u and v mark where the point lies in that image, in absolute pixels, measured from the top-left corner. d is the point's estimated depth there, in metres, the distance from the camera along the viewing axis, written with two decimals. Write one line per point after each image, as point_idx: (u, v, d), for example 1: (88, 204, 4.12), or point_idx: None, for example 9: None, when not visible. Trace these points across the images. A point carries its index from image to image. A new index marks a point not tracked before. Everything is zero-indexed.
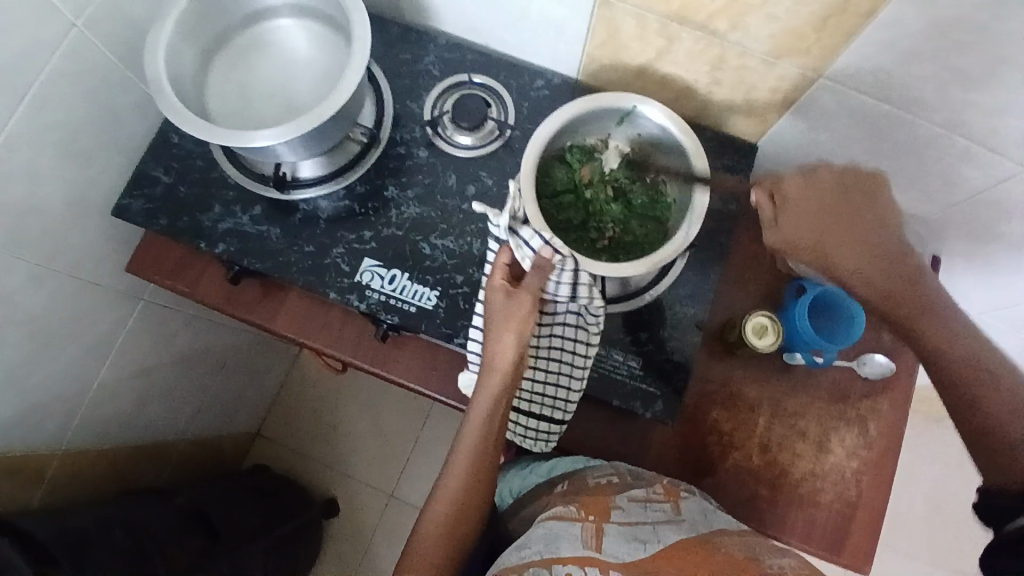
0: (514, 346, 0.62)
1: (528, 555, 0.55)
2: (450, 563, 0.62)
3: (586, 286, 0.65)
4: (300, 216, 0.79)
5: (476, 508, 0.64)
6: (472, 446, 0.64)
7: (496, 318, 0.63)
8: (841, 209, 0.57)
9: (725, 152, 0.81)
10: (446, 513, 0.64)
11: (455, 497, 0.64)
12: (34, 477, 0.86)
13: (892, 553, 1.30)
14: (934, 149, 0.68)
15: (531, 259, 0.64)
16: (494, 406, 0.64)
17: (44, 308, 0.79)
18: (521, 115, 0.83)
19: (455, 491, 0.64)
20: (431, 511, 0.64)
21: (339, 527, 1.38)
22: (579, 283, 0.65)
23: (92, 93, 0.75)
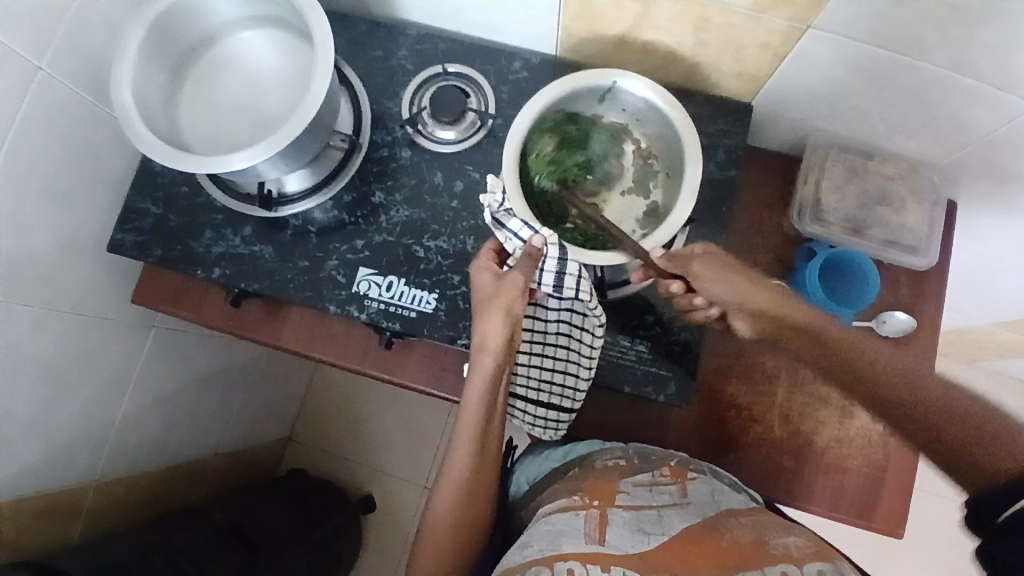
0: (501, 328, 0.61)
1: (532, 551, 0.54)
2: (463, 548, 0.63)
3: (573, 278, 0.63)
4: (291, 232, 0.78)
5: (482, 497, 0.64)
6: (471, 435, 0.63)
7: (482, 302, 0.62)
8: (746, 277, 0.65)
9: (720, 115, 0.77)
10: (453, 502, 0.63)
11: (458, 491, 0.63)
12: (72, 512, 0.89)
13: (930, 499, 1.28)
14: (943, 88, 0.63)
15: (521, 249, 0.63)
16: (488, 393, 0.62)
17: (54, 350, 0.80)
18: (501, 101, 0.80)
19: (459, 482, 0.63)
20: (436, 506, 0.64)
21: (376, 523, 1.41)
22: (565, 274, 0.62)
23: (67, 132, 0.75)
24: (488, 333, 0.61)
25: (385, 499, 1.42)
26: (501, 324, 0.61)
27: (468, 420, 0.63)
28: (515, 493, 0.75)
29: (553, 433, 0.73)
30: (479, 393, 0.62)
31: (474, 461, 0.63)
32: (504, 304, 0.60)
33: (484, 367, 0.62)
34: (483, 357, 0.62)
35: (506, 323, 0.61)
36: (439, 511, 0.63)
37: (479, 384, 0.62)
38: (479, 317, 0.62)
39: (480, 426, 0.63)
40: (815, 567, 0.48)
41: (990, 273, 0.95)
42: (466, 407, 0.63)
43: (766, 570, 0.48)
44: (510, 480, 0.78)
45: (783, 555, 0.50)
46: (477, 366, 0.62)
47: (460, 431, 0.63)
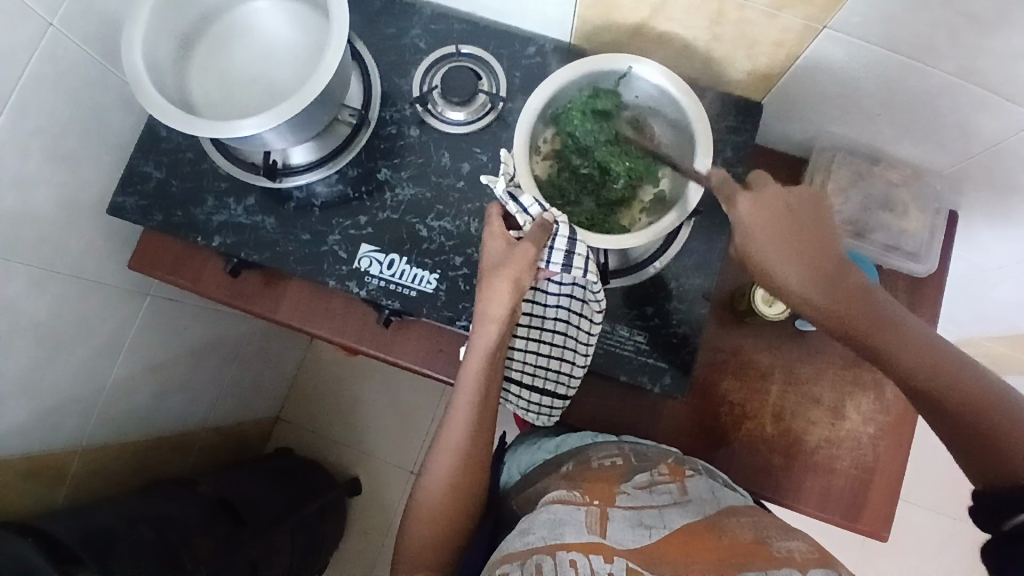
0: (507, 297, 0.61)
1: (532, 541, 0.54)
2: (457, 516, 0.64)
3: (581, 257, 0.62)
4: (294, 204, 0.78)
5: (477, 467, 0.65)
6: (470, 405, 0.63)
7: (490, 270, 0.62)
8: (795, 227, 0.57)
9: (731, 112, 0.77)
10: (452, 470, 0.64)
11: (453, 462, 0.64)
12: (58, 476, 0.88)
13: (913, 508, 1.29)
14: (950, 95, 0.64)
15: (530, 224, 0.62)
16: (488, 363, 0.63)
17: (48, 311, 0.79)
18: (513, 86, 0.79)
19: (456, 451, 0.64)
20: (430, 480, 0.64)
21: (362, 505, 1.41)
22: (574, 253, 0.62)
23: (74, 91, 0.74)
24: (493, 302, 0.61)
25: (372, 482, 1.42)
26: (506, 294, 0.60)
27: (467, 389, 0.63)
28: (507, 481, 0.76)
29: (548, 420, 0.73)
30: (479, 362, 0.63)
31: (470, 431, 0.64)
32: (514, 272, 0.60)
33: (488, 336, 0.62)
34: (487, 327, 0.62)
35: (512, 292, 0.60)
36: (433, 480, 0.64)
37: (480, 353, 0.62)
38: (486, 286, 0.61)
39: (479, 397, 0.63)
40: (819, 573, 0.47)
41: (987, 283, 0.95)
42: (464, 377, 0.63)
43: (770, 571, 0.48)
44: (501, 468, 0.78)
45: (787, 558, 0.49)
46: (479, 336, 0.62)
47: (458, 400, 0.63)
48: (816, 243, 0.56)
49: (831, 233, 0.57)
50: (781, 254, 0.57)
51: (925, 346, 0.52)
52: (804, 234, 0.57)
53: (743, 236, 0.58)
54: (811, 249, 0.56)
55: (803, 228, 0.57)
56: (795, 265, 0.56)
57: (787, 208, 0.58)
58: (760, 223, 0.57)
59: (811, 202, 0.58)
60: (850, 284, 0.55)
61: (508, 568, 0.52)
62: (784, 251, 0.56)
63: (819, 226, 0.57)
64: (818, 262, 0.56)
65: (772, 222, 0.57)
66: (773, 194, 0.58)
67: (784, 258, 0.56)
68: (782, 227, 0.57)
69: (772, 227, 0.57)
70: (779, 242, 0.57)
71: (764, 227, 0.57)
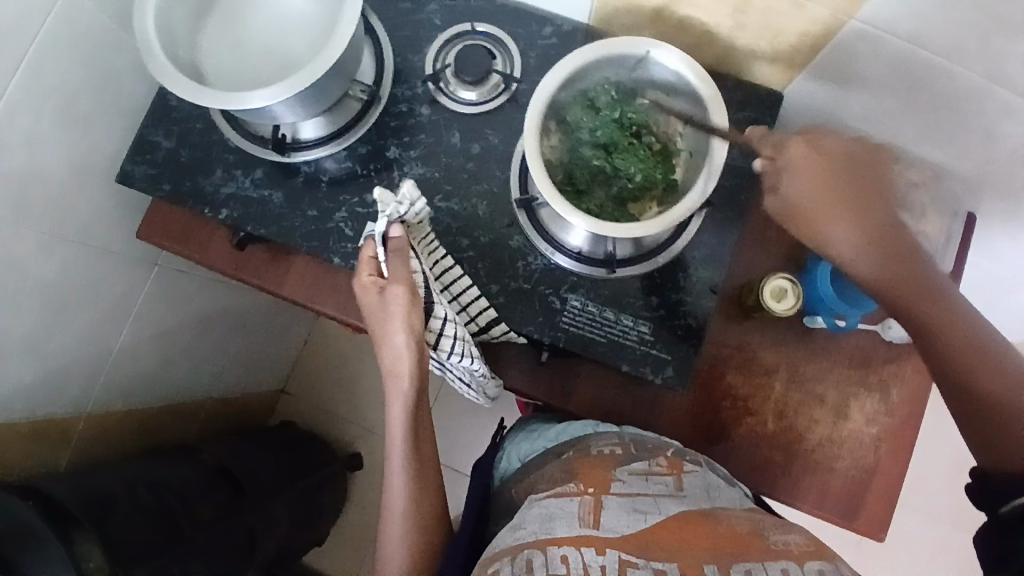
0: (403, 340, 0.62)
1: (522, 536, 0.55)
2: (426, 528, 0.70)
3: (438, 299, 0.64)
4: (302, 178, 0.77)
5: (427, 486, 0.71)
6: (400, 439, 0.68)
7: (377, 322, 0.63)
8: (838, 184, 0.58)
9: (749, 102, 0.75)
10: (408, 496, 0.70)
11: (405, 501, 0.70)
12: (62, 438, 0.90)
13: (912, 510, 1.29)
14: (975, 96, 0.62)
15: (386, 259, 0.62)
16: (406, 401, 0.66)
17: (55, 276, 0.80)
18: (528, 67, 0.78)
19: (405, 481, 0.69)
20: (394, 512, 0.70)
21: (362, 480, 1.43)
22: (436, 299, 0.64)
23: (88, 56, 0.73)
24: (395, 356, 0.64)
25: (372, 458, 1.43)
26: (407, 352, 0.63)
27: (395, 442, 0.68)
28: (505, 470, 0.76)
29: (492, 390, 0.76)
30: (401, 414, 0.67)
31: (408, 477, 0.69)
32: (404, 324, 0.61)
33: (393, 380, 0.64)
34: (397, 383, 0.65)
35: (410, 350, 0.62)
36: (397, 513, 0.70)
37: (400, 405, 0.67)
38: (385, 340, 0.64)
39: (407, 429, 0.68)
40: (815, 566, 0.47)
41: (1004, 290, 0.93)
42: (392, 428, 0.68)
43: (766, 564, 0.47)
44: (500, 458, 0.79)
45: (783, 551, 0.49)
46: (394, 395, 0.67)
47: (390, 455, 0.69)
48: (867, 199, 0.58)
49: (884, 191, 0.59)
50: (830, 203, 0.58)
51: (965, 317, 0.54)
52: (861, 188, 0.58)
53: (791, 178, 0.60)
54: (863, 203, 0.58)
55: (849, 186, 0.58)
56: (843, 217, 0.58)
57: (843, 160, 0.59)
58: (814, 170, 0.59)
59: (868, 162, 0.59)
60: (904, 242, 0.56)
61: (498, 566, 0.52)
62: (836, 201, 0.58)
63: (868, 184, 0.58)
64: (871, 219, 0.57)
65: (827, 171, 0.58)
66: (834, 143, 0.60)
67: (834, 211, 0.58)
68: (833, 174, 0.58)
69: (828, 175, 0.58)
70: (834, 190, 0.58)
71: (805, 182, 0.59)
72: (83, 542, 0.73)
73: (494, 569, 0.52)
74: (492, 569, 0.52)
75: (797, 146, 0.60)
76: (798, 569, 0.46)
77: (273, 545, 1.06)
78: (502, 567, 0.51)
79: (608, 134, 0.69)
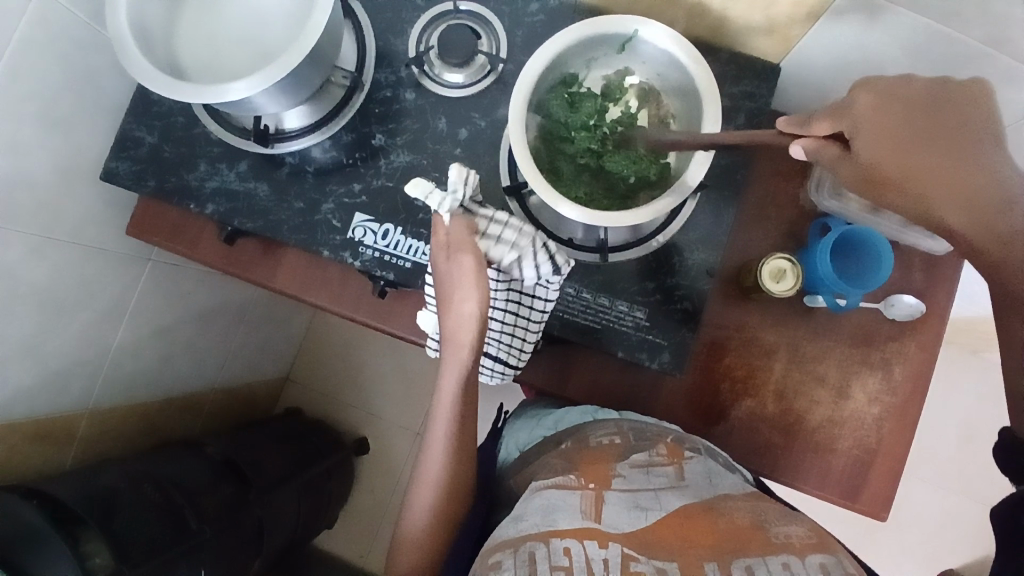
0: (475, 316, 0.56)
1: (525, 528, 0.53)
2: (444, 540, 0.64)
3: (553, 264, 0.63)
4: (287, 170, 0.76)
5: (459, 490, 0.65)
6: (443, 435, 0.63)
7: (448, 290, 0.57)
8: (927, 144, 0.46)
9: (745, 76, 0.73)
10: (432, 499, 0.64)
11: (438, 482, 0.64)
12: (66, 437, 0.90)
13: (918, 482, 1.28)
14: (980, 64, 0.59)
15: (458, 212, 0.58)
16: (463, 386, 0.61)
17: (48, 278, 0.79)
18: (514, 46, 0.75)
19: (435, 481, 0.64)
20: (412, 515, 0.65)
21: (369, 465, 1.44)
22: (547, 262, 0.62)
23: (66, 52, 0.72)
24: (461, 326, 0.57)
25: (378, 443, 1.44)
26: (473, 323, 0.56)
27: (439, 430, 0.63)
28: (505, 459, 0.76)
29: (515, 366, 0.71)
30: (455, 386, 0.60)
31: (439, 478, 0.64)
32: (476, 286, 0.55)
33: (457, 362, 0.59)
34: (458, 352, 0.58)
35: (479, 319, 0.56)
36: (414, 520, 0.64)
37: (454, 374, 0.59)
38: (450, 309, 0.57)
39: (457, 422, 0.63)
40: (816, 559, 0.48)
41: None
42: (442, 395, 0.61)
43: (767, 557, 0.48)
44: (501, 444, 0.78)
45: (784, 544, 0.50)
46: (451, 358, 0.59)
47: (433, 445, 0.64)
48: (968, 158, 0.44)
49: (983, 136, 0.45)
50: (911, 167, 0.46)
51: None
52: (945, 138, 0.45)
53: (857, 137, 0.48)
54: (949, 164, 0.45)
55: (931, 139, 0.46)
56: (935, 183, 0.45)
57: (919, 104, 0.47)
58: (885, 118, 0.47)
59: (953, 105, 0.46)
60: (993, 203, 0.44)
61: (501, 557, 0.50)
62: (915, 161, 0.45)
63: (965, 137, 0.45)
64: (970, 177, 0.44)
65: (896, 126, 0.46)
66: (908, 88, 0.47)
67: (933, 180, 0.45)
68: (899, 128, 0.46)
69: (897, 131, 0.46)
70: (906, 150, 0.46)
71: (876, 150, 0.47)
72: (90, 541, 0.75)
73: (495, 561, 0.51)
74: (494, 560, 0.51)
75: (860, 94, 0.48)
76: (798, 563, 0.47)
77: (281, 533, 1.07)
78: (505, 560, 0.50)
79: (596, 117, 0.67)
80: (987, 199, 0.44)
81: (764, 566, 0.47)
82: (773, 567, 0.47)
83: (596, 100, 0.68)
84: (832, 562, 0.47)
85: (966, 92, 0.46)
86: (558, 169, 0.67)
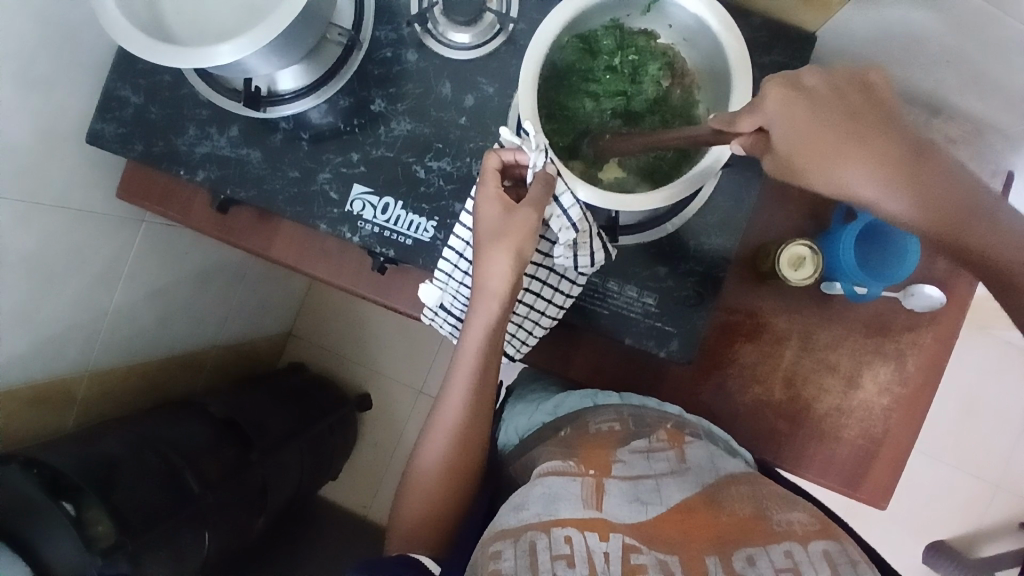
0: (511, 266, 0.54)
1: (526, 517, 0.52)
2: (451, 504, 0.59)
3: (584, 258, 0.59)
4: (281, 136, 0.71)
5: (475, 446, 0.60)
6: (465, 386, 0.58)
7: (485, 238, 0.54)
8: (841, 118, 0.45)
9: (776, 45, 0.67)
10: (443, 456, 0.59)
11: (453, 429, 0.59)
12: (65, 400, 0.90)
13: (917, 456, 1.29)
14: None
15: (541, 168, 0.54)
16: (489, 338, 0.56)
17: (35, 245, 0.76)
18: (526, 3, 0.69)
19: (451, 430, 0.59)
20: (423, 463, 0.60)
21: (370, 421, 1.45)
22: (579, 256, 0.59)
23: (40, 6, 0.66)
24: (494, 275, 0.54)
25: (381, 402, 1.45)
26: (510, 275, 0.54)
27: (460, 383, 0.58)
28: (504, 446, 0.73)
29: (509, 355, 0.68)
30: (481, 336, 0.56)
31: (454, 435, 0.59)
32: (513, 243, 0.53)
33: (488, 312, 0.55)
34: (487, 302, 0.55)
35: (519, 269, 0.54)
36: (424, 469, 0.59)
37: (480, 328, 0.56)
38: (482, 261, 0.54)
39: (477, 379, 0.58)
40: (819, 546, 0.49)
41: None
42: (464, 347, 0.57)
43: (769, 546, 0.49)
44: (500, 428, 0.76)
45: (786, 532, 0.50)
46: (479, 310, 0.56)
47: (449, 398, 0.59)
48: (882, 131, 0.45)
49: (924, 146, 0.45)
50: (841, 147, 0.45)
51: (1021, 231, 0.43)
52: (857, 121, 0.45)
53: (775, 130, 0.47)
54: (848, 138, 0.45)
55: (844, 118, 0.45)
56: (860, 158, 0.44)
57: (836, 99, 0.46)
58: (809, 115, 0.46)
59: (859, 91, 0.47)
60: (917, 166, 0.44)
61: (500, 547, 0.49)
62: (848, 149, 0.45)
63: (874, 111, 0.46)
64: (882, 143, 0.44)
65: (821, 111, 0.46)
66: (818, 79, 0.47)
67: (842, 159, 0.45)
68: (844, 121, 0.45)
69: (830, 118, 0.45)
70: (836, 138, 0.45)
71: (801, 132, 0.46)
72: (90, 508, 0.75)
73: (495, 550, 0.49)
74: (493, 550, 0.50)
75: (772, 89, 0.48)
76: (801, 552, 0.48)
77: (284, 491, 1.09)
78: (504, 550, 0.49)
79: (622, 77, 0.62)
80: (911, 163, 0.44)
81: (766, 556, 0.48)
82: (775, 557, 0.47)
83: (618, 72, 0.62)
84: (836, 551, 0.48)
85: (872, 81, 0.47)
86: (561, 140, 0.62)
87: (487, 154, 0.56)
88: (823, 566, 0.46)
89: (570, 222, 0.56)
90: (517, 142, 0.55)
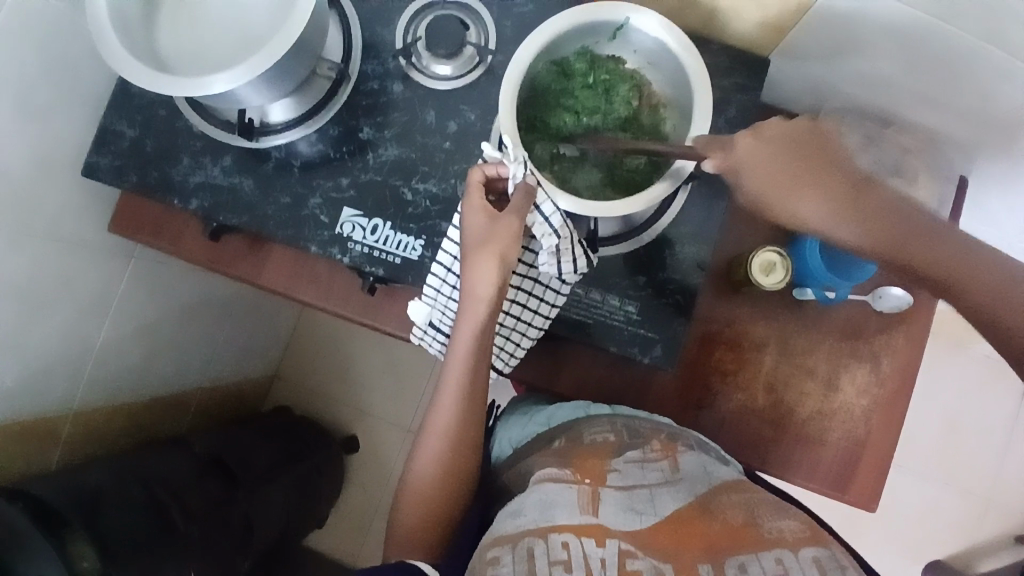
0: (497, 271, 0.56)
1: (523, 523, 0.52)
2: (445, 514, 0.60)
3: (568, 266, 0.62)
4: (272, 164, 0.74)
5: (467, 454, 0.60)
6: (455, 392, 0.59)
7: (472, 244, 0.57)
8: (786, 164, 0.55)
9: (734, 69, 0.72)
10: (437, 465, 0.59)
11: (446, 436, 0.60)
12: (48, 438, 0.89)
13: (906, 472, 1.30)
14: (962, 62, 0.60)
15: (522, 179, 0.57)
16: (478, 343, 0.58)
17: (26, 277, 0.77)
18: (503, 37, 0.74)
19: (443, 438, 0.60)
20: (417, 473, 0.60)
21: (359, 461, 1.43)
22: (562, 263, 0.61)
23: (42, 48, 0.70)
24: (481, 280, 0.56)
25: (369, 441, 1.43)
26: (495, 280, 0.56)
27: (451, 389, 0.59)
28: (498, 456, 0.73)
29: (498, 369, 0.70)
30: (470, 341, 0.58)
31: (446, 442, 0.60)
32: (499, 248, 0.56)
33: (475, 316, 0.57)
34: (475, 305, 0.57)
35: (504, 274, 0.56)
36: (418, 479, 0.60)
37: (469, 333, 0.58)
38: (469, 268, 0.57)
39: (467, 386, 0.59)
40: (810, 552, 0.49)
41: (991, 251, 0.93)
42: (454, 353, 0.58)
43: (760, 554, 0.49)
44: (491, 445, 0.76)
45: (777, 538, 0.50)
46: (467, 314, 0.58)
47: (441, 405, 0.60)
48: (831, 167, 0.54)
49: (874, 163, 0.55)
50: (803, 188, 0.54)
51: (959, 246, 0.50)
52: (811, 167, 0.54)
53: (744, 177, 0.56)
54: (807, 181, 0.54)
55: (800, 160, 0.55)
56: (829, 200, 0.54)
57: (792, 149, 0.55)
58: (766, 155, 0.56)
59: (814, 142, 0.56)
60: (866, 193, 0.53)
61: (498, 552, 0.50)
62: (809, 196, 0.54)
63: (825, 155, 0.55)
64: (835, 181, 0.54)
65: (778, 155, 0.56)
66: (773, 129, 0.57)
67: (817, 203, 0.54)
68: (793, 164, 0.55)
69: (783, 167, 0.55)
70: (800, 182, 0.54)
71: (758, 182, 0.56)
72: (74, 542, 0.73)
73: (493, 555, 0.50)
74: (491, 556, 0.50)
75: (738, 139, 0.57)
76: (792, 558, 0.48)
77: (272, 532, 1.06)
78: (502, 555, 0.49)
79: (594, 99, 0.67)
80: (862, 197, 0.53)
81: (758, 563, 0.48)
82: (767, 564, 0.48)
83: (592, 94, 0.66)
84: (826, 556, 0.48)
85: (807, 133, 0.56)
86: (540, 157, 0.66)
87: (471, 169, 0.59)
88: (813, 570, 0.46)
89: (552, 229, 0.59)
90: (498, 156, 0.59)
